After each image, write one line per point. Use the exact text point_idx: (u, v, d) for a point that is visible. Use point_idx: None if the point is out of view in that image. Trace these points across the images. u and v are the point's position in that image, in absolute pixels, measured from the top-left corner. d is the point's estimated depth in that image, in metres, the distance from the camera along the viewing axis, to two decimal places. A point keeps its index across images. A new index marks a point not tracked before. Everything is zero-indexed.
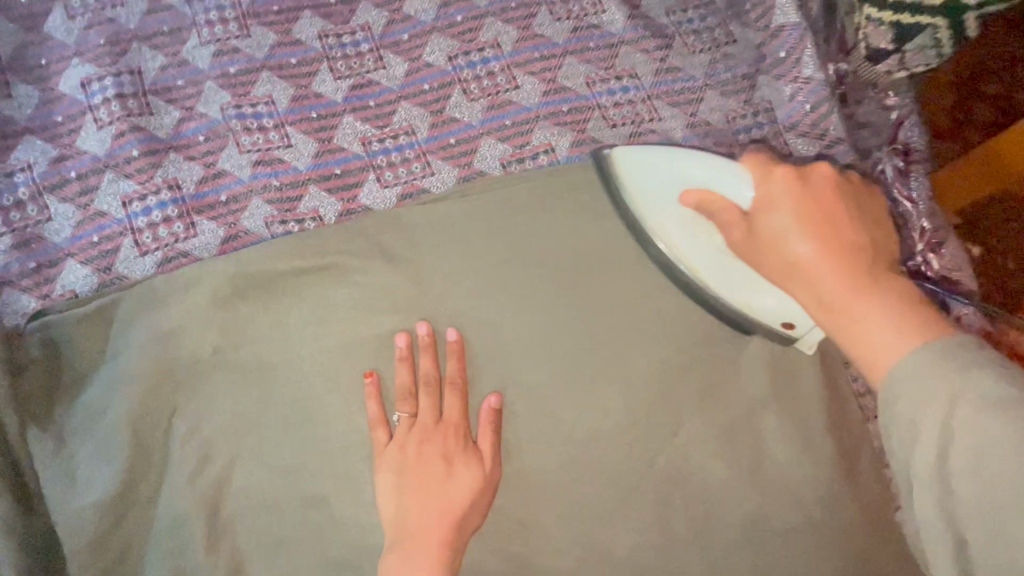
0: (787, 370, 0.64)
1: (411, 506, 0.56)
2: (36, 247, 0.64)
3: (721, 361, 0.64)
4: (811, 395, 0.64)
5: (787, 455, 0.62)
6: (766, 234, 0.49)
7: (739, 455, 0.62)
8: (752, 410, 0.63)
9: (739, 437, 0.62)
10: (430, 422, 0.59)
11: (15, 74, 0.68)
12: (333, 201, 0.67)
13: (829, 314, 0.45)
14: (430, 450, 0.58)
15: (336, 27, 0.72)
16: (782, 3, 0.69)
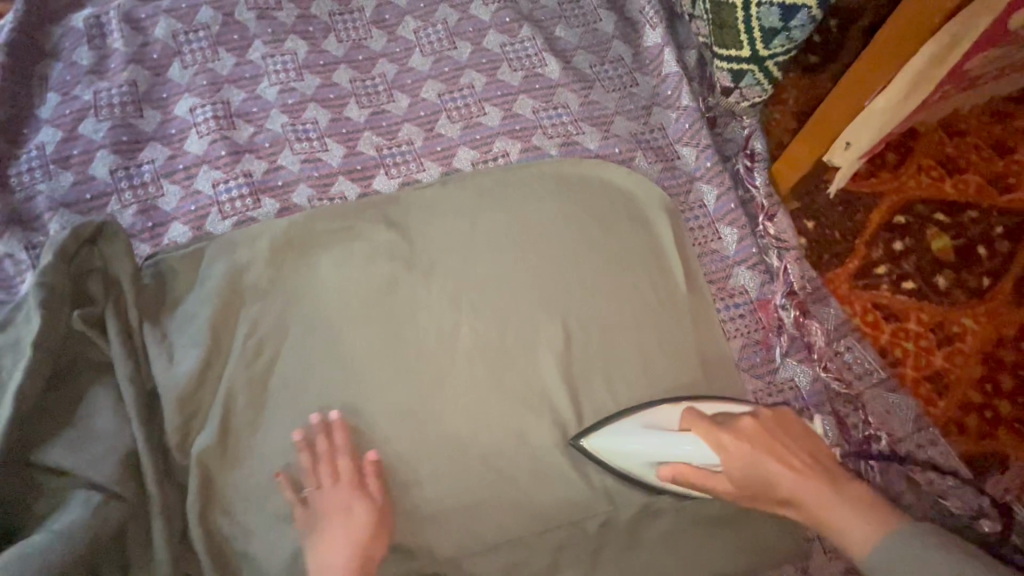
0: (668, 300, 0.89)
1: (333, 546, 0.73)
2: (152, 213, 0.93)
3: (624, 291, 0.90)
4: (684, 318, 0.88)
5: (666, 358, 0.86)
6: (742, 479, 0.70)
7: (630, 357, 0.86)
8: (642, 329, 0.87)
9: (631, 345, 0.86)
10: (330, 484, 0.77)
11: (146, 102, 0.99)
12: (354, 187, 0.97)
13: (812, 516, 0.67)
14: (338, 501, 0.76)
15: (362, 75, 1.05)
16: (667, 60, 1.04)
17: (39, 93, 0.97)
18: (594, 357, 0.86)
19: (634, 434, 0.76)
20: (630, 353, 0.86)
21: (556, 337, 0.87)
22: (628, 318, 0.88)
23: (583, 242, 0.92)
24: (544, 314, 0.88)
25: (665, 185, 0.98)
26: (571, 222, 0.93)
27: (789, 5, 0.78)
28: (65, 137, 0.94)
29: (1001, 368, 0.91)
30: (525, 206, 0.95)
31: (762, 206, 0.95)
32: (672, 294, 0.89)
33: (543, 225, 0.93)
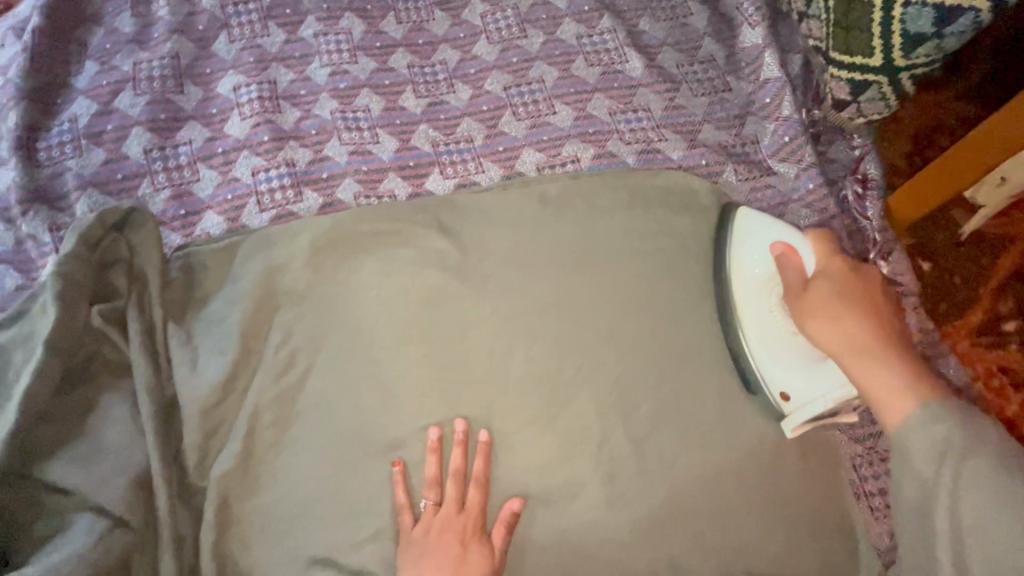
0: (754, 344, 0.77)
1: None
2: (186, 199, 0.85)
3: (705, 329, 0.79)
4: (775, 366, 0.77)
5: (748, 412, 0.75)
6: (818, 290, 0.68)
7: (708, 407, 0.75)
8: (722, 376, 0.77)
9: (709, 394, 0.76)
10: (452, 513, 0.69)
11: (188, 77, 0.91)
12: (405, 185, 0.87)
13: (853, 354, 0.64)
14: (450, 537, 0.67)
15: (421, 61, 0.95)
16: (768, 62, 0.90)
17: (76, 59, 0.90)
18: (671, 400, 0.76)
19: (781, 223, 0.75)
20: (713, 400, 0.76)
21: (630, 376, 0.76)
22: (708, 359, 0.78)
23: (664, 268, 0.81)
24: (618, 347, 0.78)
25: (756, 206, 0.85)
26: (652, 243, 0.83)
27: (948, 6, 0.65)
28: (100, 110, 0.87)
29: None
30: (601, 220, 0.84)
31: (873, 240, 0.82)
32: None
33: (619, 244, 0.83)
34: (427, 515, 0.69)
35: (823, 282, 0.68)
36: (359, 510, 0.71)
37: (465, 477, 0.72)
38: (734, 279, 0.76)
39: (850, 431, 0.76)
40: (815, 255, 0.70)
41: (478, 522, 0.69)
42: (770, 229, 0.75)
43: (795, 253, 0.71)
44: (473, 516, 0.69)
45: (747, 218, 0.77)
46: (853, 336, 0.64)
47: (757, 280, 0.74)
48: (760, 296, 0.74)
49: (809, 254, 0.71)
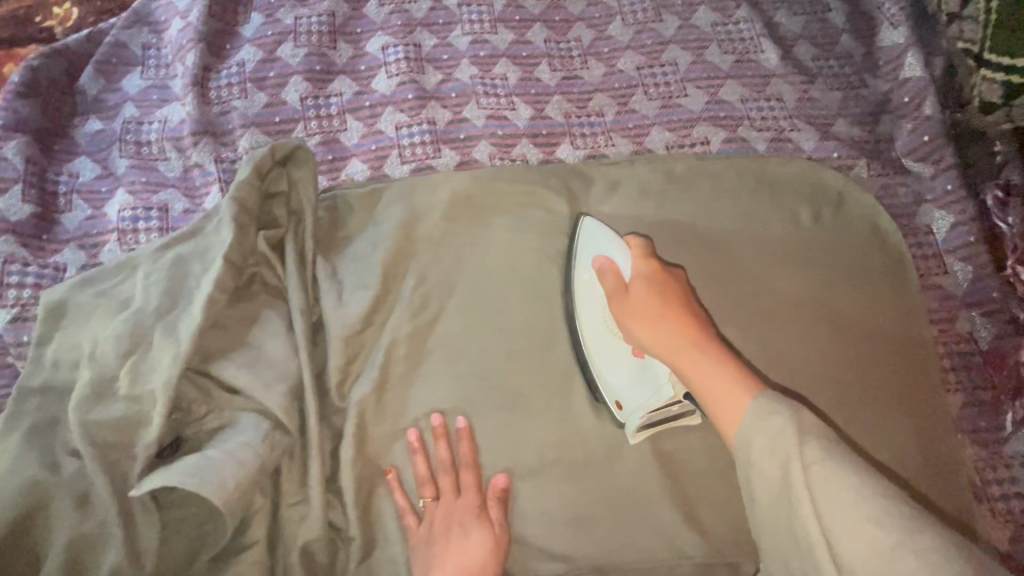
0: (862, 323, 0.78)
1: (435, 564, 0.66)
2: (334, 146, 0.91)
3: (819, 305, 0.79)
4: (881, 347, 0.77)
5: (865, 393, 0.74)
6: (635, 293, 0.69)
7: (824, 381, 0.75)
8: (840, 356, 0.76)
9: (825, 365, 0.76)
10: (450, 498, 0.71)
11: (341, 35, 0.97)
12: (537, 152, 0.91)
13: (678, 354, 0.63)
14: (449, 526, 0.69)
15: (557, 36, 0.99)
16: (909, 63, 0.90)
17: (244, 11, 0.97)
18: (770, 340, 0.77)
19: (610, 236, 0.76)
20: (813, 349, 0.76)
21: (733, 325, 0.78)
22: (813, 315, 0.78)
23: (777, 232, 0.83)
24: (723, 303, 0.79)
25: (886, 202, 0.85)
26: (770, 211, 0.85)
27: None
28: (264, 57, 0.94)
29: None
30: (715, 190, 0.86)
31: (1012, 248, 0.81)
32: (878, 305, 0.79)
33: (733, 208, 0.85)
34: (428, 504, 0.71)
35: (638, 285, 0.69)
36: (495, 449, 0.75)
37: (454, 465, 0.73)
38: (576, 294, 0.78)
39: (973, 432, 0.74)
40: (630, 256, 0.73)
41: (471, 513, 0.70)
42: (597, 240, 0.76)
43: (611, 262, 0.73)
44: (466, 503, 0.70)
45: (592, 227, 0.78)
46: (672, 336, 0.64)
47: (595, 300, 0.76)
48: (594, 309, 0.76)
49: (624, 259, 0.73)
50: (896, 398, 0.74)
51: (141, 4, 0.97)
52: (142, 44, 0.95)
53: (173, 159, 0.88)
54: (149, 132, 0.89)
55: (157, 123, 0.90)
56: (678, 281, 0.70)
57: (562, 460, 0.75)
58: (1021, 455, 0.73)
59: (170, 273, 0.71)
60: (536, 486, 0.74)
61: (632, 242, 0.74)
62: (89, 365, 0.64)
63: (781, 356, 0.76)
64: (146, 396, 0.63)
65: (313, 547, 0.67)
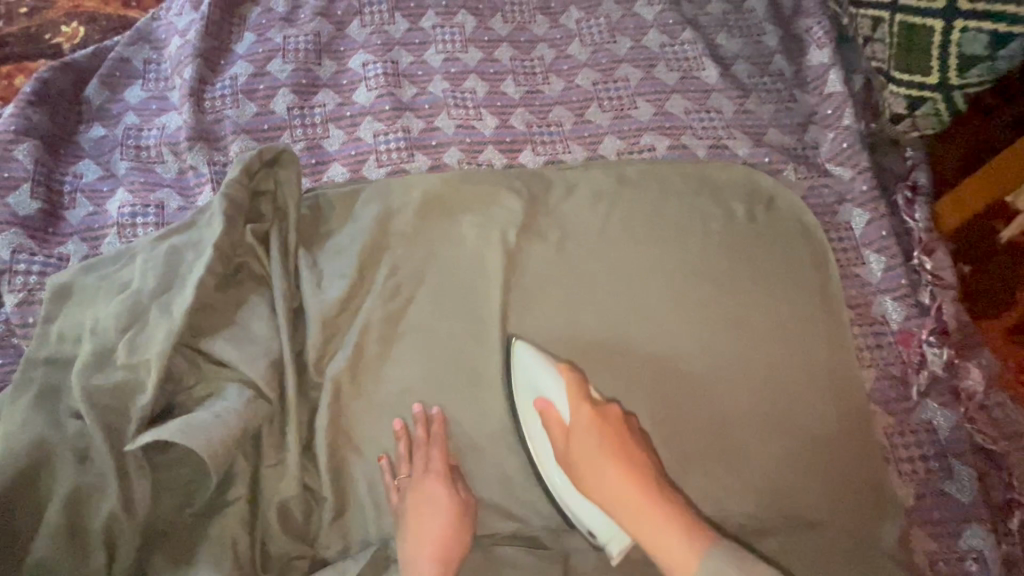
0: (802, 352, 0.85)
1: (412, 529, 0.73)
2: (317, 151, 1.00)
3: (766, 360, 0.85)
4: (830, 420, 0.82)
5: (800, 404, 0.83)
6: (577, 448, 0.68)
7: (779, 433, 0.81)
8: (784, 394, 0.83)
9: (782, 428, 0.81)
10: (422, 472, 0.77)
11: (326, 53, 1.07)
12: (501, 157, 1.01)
13: (627, 513, 0.62)
14: (421, 496, 0.75)
15: (522, 55, 1.10)
16: (832, 80, 1.02)
17: (237, 31, 1.07)
18: (719, 414, 0.82)
19: (545, 370, 0.77)
20: (760, 437, 0.81)
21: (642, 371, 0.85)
22: (754, 384, 0.83)
23: (687, 280, 0.89)
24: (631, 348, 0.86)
25: (811, 202, 0.95)
26: (682, 261, 0.91)
27: (1000, 32, 0.77)
28: (254, 72, 1.03)
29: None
30: (629, 243, 0.92)
31: (919, 240, 0.90)
32: (784, 342, 0.86)
33: (644, 263, 0.91)
34: (404, 480, 0.77)
35: (579, 435, 0.68)
36: (459, 419, 0.83)
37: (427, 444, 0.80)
38: (524, 425, 0.80)
39: (886, 404, 0.83)
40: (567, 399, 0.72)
41: (445, 486, 0.76)
42: (533, 374, 0.78)
43: (551, 406, 0.73)
44: (437, 475, 0.77)
45: (524, 353, 0.81)
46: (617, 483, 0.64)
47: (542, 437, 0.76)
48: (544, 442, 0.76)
49: (563, 402, 0.72)
50: (817, 450, 0.80)
51: (143, 24, 1.07)
52: (144, 59, 1.05)
53: (169, 162, 0.96)
54: (148, 138, 0.98)
55: (155, 130, 0.99)
56: (619, 424, 0.70)
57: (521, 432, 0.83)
58: (926, 421, 0.81)
59: (166, 260, 0.79)
60: (497, 452, 0.82)
61: (567, 376, 0.74)
62: (92, 339, 0.72)
63: (723, 371, 0.84)
64: (142, 365, 0.71)
65: (289, 505, 0.74)
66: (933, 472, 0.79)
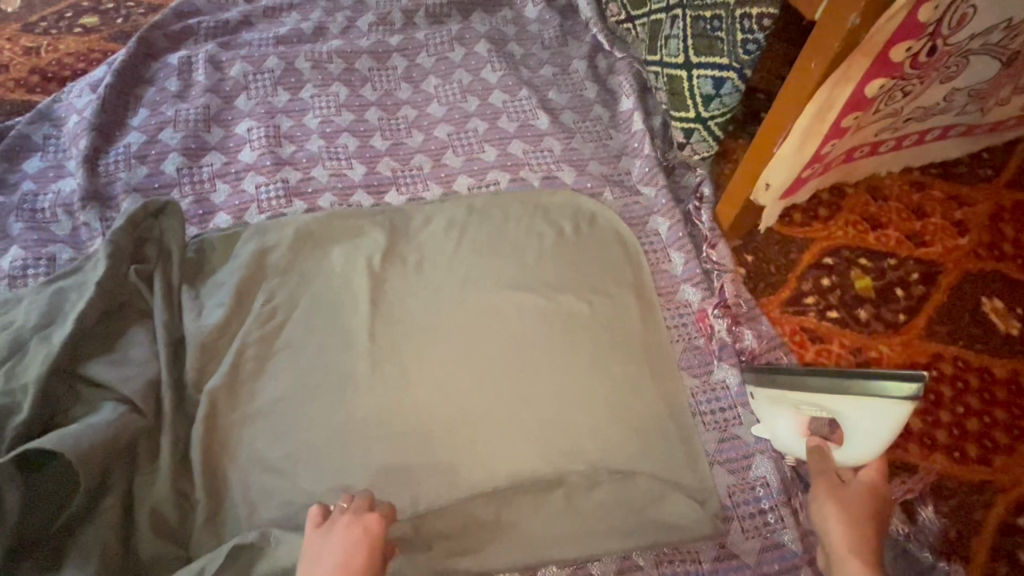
0: (622, 339, 1.01)
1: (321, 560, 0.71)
2: (204, 203, 1.14)
3: (598, 347, 1.00)
4: (655, 396, 0.97)
5: (622, 381, 0.97)
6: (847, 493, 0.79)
7: (615, 404, 0.95)
8: (616, 373, 0.97)
9: (621, 398, 0.95)
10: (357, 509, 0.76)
11: (215, 122, 1.24)
12: (369, 197, 1.18)
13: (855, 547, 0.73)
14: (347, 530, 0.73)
15: (388, 115, 1.30)
16: (635, 119, 1.26)
17: (133, 108, 1.23)
18: (565, 388, 0.95)
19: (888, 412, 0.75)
20: (597, 404, 0.94)
21: (493, 389, 0.95)
22: (592, 361, 0.98)
23: (526, 305, 1.03)
24: (482, 370, 0.97)
25: (626, 216, 1.17)
26: (522, 290, 1.05)
27: (718, 77, 1.05)
28: (147, 140, 1.18)
29: (941, 404, 1.01)
30: (477, 279, 1.06)
31: (707, 238, 1.12)
32: (610, 347, 1.00)
33: (490, 296, 1.04)
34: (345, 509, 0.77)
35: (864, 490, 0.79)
36: (324, 420, 0.91)
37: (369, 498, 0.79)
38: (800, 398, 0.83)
39: (691, 368, 1.02)
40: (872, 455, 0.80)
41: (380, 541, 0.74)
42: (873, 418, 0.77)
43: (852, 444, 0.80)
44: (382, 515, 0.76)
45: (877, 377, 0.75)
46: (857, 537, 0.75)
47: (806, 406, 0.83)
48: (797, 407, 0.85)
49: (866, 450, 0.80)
50: (636, 417, 0.94)
51: (44, 105, 1.21)
52: (44, 135, 1.18)
53: (63, 221, 1.08)
54: (44, 202, 1.10)
55: (51, 194, 1.11)
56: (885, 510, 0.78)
57: (386, 431, 0.91)
58: (720, 380, 1.00)
59: (49, 298, 0.89)
60: (360, 443, 0.90)
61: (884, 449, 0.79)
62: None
63: (564, 350, 0.99)
64: (20, 389, 0.79)
65: (161, 507, 0.82)
66: (729, 420, 0.98)
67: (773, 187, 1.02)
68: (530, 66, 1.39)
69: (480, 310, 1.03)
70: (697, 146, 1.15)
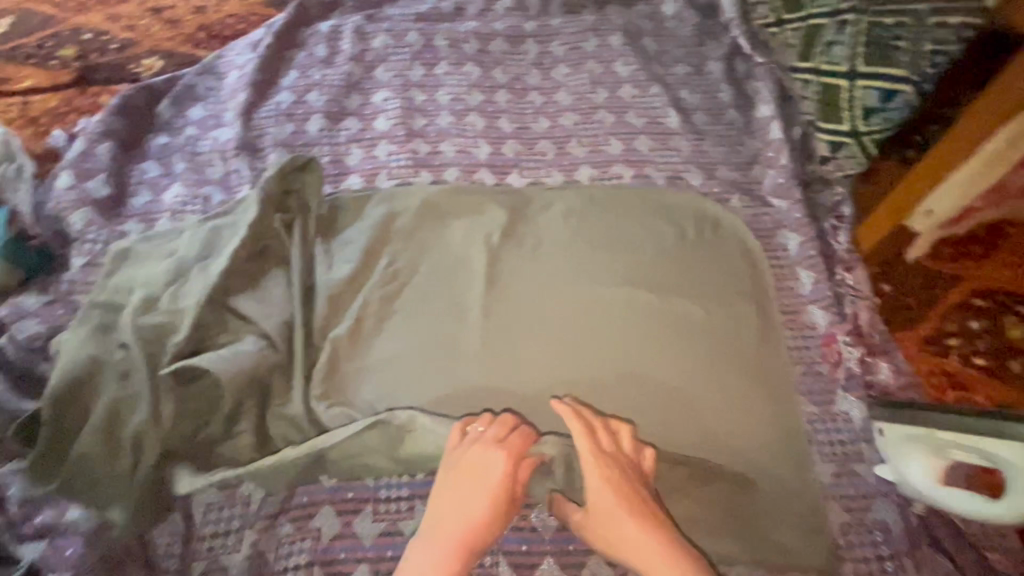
0: (738, 352, 0.97)
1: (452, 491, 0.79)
2: (338, 164, 1.20)
3: (714, 355, 0.96)
4: (769, 416, 0.92)
5: (734, 393, 0.93)
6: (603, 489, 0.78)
7: (726, 415, 0.91)
8: (730, 385, 0.94)
9: (734, 411, 0.92)
10: (493, 439, 0.80)
11: (355, 89, 1.30)
12: (492, 177, 1.20)
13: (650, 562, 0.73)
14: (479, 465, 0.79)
15: (516, 98, 1.31)
16: (774, 126, 1.20)
17: (285, 69, 1.32)
18: (676, 390, 0.93)
19: None
20: (707, 412, 0.91)
21: (601, 381, 0.94)
22: (706, 369, 0.95)
23: (639, 301, 1.01)
24: (590, 360, 0.95)
25: (753, 226, 1.11)
26: (637, 286, 1.03)
27: (887, 89, 1.04)
28: (295, 100, 1.26)
29: None
30: (591, 268, 1.05)
31: (842, 260, 1.06)
32: (726, 354, 0.96)
33: (603, 286, 1.02)
34: (478, 432, 0.82)
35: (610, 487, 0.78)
36: (436, 384, 0.94)
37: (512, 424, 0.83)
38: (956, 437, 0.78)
39: (810, 395, 0.96)
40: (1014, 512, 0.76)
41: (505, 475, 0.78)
42: None
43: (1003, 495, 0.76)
44: (512, 451, 0.80)
45: None
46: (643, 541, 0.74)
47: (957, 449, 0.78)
48: (945, 447, 0.79)
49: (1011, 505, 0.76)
50: (748, 433, 0.91)
51: (210, 60, 1.32)
52: (207, 86, 1.29)
53: (218, 166, 1.17)
54: (204, 146, 1.20)
55: (209, 140, 1.20)
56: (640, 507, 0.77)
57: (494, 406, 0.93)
58: (844, 410, 0.94)
59: (206, 235, 0.97)
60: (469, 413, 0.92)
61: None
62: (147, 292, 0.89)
63: (678, 353, 0.96)
64: (178, 313, 0.87)
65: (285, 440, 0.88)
66: (849, 454, 0.91)
67: (934, 215, 1.01)
68: (663, 63, 1.35)
69: (595, 301, 1.01)
70: (843, 161, 1.12)
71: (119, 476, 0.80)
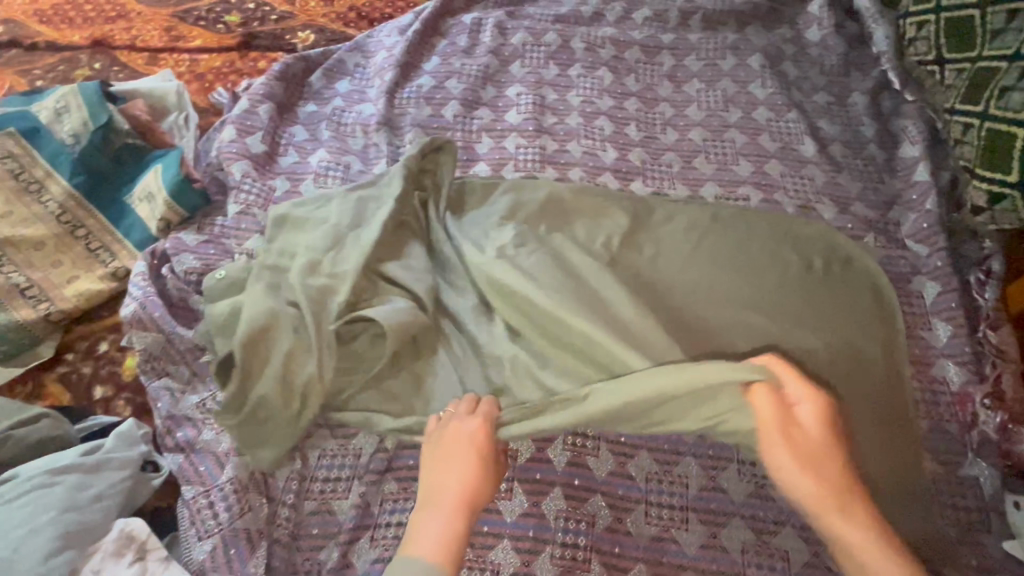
0: (866, 400, 0.90)
1: (443, 471, 0.78)
2: (468, 150, 1.25)
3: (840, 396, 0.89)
4: (897, 472, 0.85)
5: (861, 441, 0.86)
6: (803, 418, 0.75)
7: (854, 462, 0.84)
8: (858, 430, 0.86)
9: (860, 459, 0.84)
10: (462, 418, 0.82)
11: (491, 82, 1.35)
12: (615, 181, 1.21)
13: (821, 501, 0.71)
14: (456, 444, 0.80)
15: (647, 108, 1.31)
16: (921, 170, 1.15)
17: (428, 55, 1.38)
18: None
19: None
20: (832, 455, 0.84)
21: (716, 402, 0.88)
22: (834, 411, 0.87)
23: (760, 328, 0.95)
24: None
25: (888, 268, 1.06)
26: (758, 312, 0.97)
27: None
28: (435, 85, 1.32)
29: None
30: (707, 287, 1.00)
31: (986, 318, 1.01)
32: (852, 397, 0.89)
33: (719, 307, 0.98)
34: (452, 414, 0.84)
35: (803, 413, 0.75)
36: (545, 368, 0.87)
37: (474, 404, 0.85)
38: None
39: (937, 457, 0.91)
40: None
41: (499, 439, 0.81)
42: None
43: None
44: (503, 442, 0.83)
45: None
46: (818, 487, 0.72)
47: None
48: None
49: None
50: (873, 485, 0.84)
51: (361, 38, 1.41)
52: (356, 63, 1.37)
53: (359, 138, 1.24)
54: (348, 118, 1.27)
55: (354, 113, 1.28)
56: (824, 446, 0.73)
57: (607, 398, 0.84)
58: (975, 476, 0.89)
59: (354, 206, 1.03)
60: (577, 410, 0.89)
61: None
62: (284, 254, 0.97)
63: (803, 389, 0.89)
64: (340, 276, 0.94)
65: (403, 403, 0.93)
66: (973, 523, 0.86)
67: None
68: (803, 89, 1.32)
69: (714, 321, 0.96)
70: (1002, 212, 1.03)
71: (286, 420, 0.88)
